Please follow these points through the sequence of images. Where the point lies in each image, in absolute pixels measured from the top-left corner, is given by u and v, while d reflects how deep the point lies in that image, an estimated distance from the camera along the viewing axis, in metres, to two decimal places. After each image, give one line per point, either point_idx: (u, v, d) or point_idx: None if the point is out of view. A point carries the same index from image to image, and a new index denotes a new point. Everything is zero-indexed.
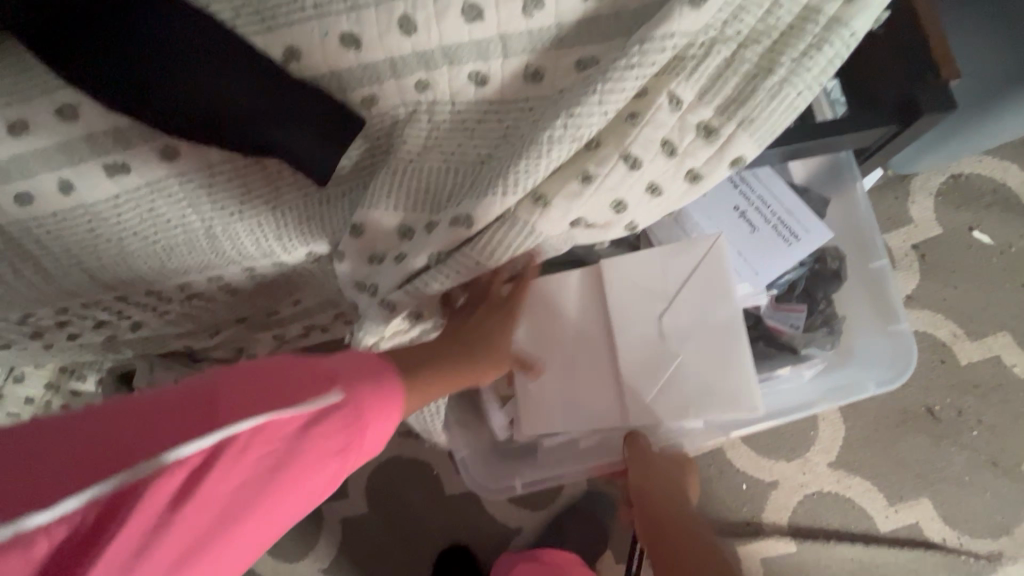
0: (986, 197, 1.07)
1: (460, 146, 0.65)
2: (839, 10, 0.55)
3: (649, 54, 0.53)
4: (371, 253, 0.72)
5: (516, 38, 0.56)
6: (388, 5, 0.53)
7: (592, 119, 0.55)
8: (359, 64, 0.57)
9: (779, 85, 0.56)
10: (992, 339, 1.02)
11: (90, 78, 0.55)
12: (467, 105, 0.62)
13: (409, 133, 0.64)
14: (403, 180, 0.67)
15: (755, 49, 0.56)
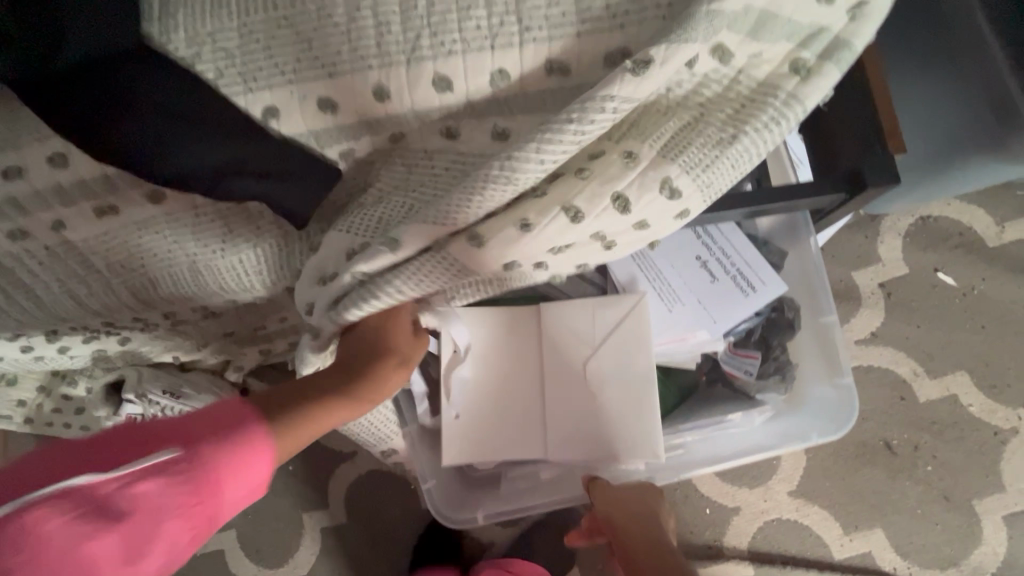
0: (952, 239, 1.10)
1: (423, 186, 0.64)
2: (797, 86, 0.57)
3: (590, 112, 0.52)
4: (319, 273, 0.66)
5: (482, 105, 0.59)
6: (364, 74, 0.57)
7: (529, 168, 0.53)
8: (337, 125, 0.61)
9: (740, 151, 0.56)
10: (951, 377, 1.06)
11: (65, 124, 0.57)
12: (436, 150, 0.63)
13: (381, 170, 0.66)
14: (364, 214, 0.65)
15: (716, 117, 0.57)
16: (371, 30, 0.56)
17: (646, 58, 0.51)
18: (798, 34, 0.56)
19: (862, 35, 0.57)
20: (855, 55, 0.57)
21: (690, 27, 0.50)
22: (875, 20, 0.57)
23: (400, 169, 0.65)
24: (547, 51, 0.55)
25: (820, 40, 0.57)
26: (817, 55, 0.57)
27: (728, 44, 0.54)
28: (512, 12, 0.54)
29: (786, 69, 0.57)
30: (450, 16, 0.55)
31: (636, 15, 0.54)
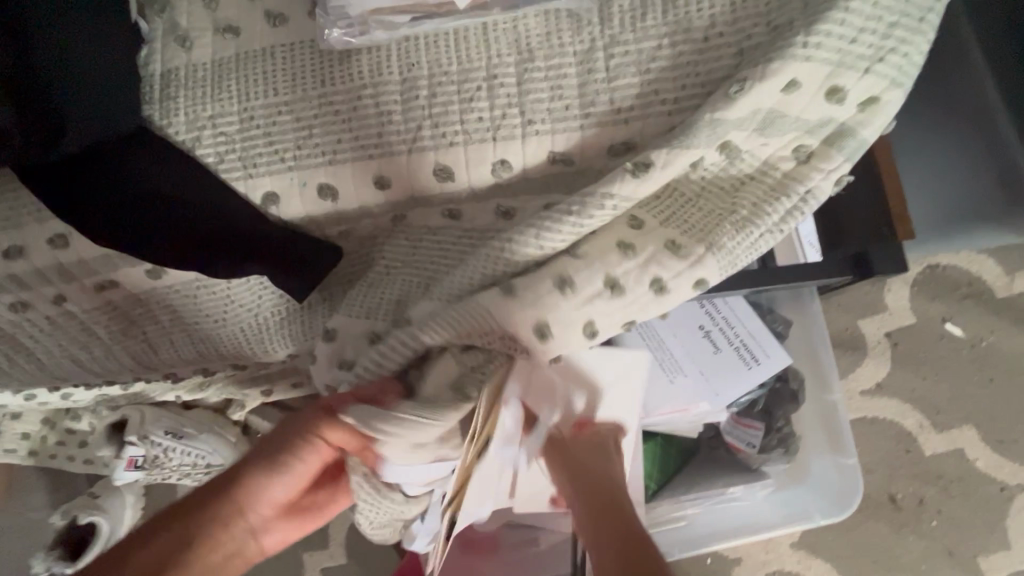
0: (960, 289, 1.09)
1: (432, 261, 0.61)
2: (796, 168, 0.54)
3: (589, 208, 0.52)
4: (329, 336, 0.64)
5: (483, 191, 0.58)
6: (364, 163, 0.56)
7: (526, 248, 0.53)
8: (336, 210, 0.60)
9: (741, 221, 0.53)
10: (957, 431, 1.05)
11: (65, 198, 0.57)
12: (444, 230, 0.61)
13: (386, 244, 0.64)
14: (379, 293, 0.63)
15: (714, 197, 0.55)
16: (371, 119, 0.56)
17: (647, 161, 0.51)
18: (806, 123, 0.52)
19: (871, 124, 0.53)
20: (861, 143, 0.54)
21: (692, 135, 0.50)
22: (889, 112, 0.53)
23: (407, 254, 0.62)
24: (550, 144, 0.54)
25: (829, 127, 0.53)
26: (820, 140, 0.54)
27: (736, 141, 0.52)
28: (514, 105, 0.54)
29: (786, 152, 0.54)
30: (451, 108, 0.55)
31: (641, 108, 0.53)
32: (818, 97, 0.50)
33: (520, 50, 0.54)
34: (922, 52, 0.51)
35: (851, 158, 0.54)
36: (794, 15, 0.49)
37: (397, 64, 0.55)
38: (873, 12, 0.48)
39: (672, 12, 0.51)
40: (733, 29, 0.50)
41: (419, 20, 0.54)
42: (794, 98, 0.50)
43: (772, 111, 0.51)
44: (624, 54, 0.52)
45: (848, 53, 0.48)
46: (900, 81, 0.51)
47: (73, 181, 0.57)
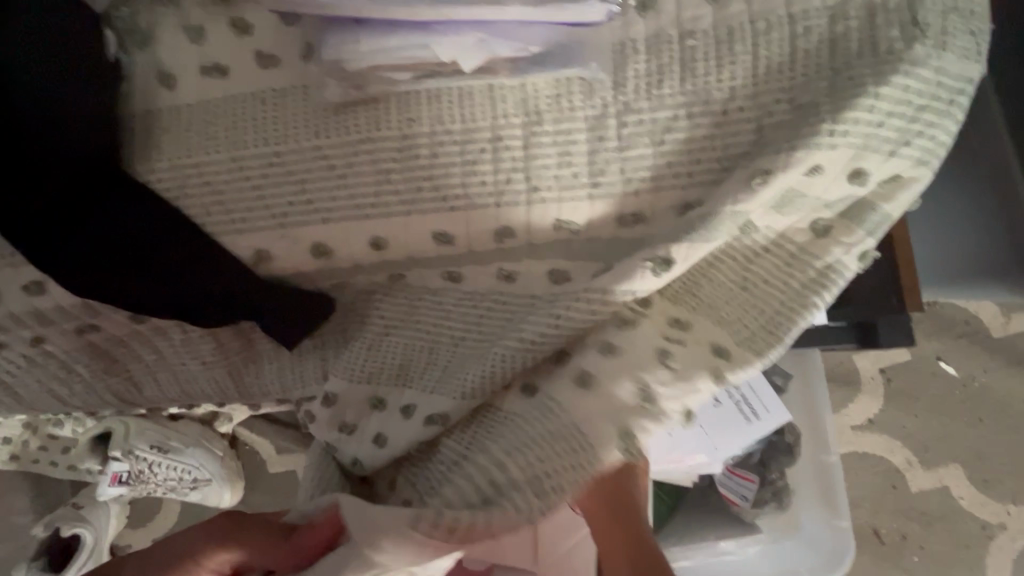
0: (957, 328, 1.09)
1: (436, 323, 0.60)
2: (813, 244, 0.51)
3: (605, 300, 0.50)
4: (341, 421, 0.65)
5: (485, 254, 0.55)
6: (360, 223, 0.53)
7: (540, 327, 0.52)
8: (329, 269, 0.57)
9: (752, 299, 0.51)
10: (943, 470, 1.06)
11: (37, 244, 0.53)
12: (449, 296, 0.59)
13: (385, 302, 0.62)
14: (381, 355, 0.63)
15: (725, 270, 0.52)
16: (367, 176, 0.53)
17: (667, 258, 0.48)
18: (828, 200, 0.49)
19: (895, 200, 0.50)
20: (884, 218, 0.50)
21: (714, 227, 0.47)
22: (914, 190, 0.50)
23: (408, 321, 0.62)
24: (556, 213, 0.52)
25: (851, 204, 0.50)
26: (840, 214, 0.50)
27: (756, 221, 0.49)
28: (519, 172, 0.51)
29: (804, 225, 0.51)
30: (452, 171, 0.52)
31: (654, 181, 0.50)
32: (840, 179, 0.48)
33: (528, 112, 0.51)
34: (948, 136, 0.48)
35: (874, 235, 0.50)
36: (819, 95, 0.46)
37: (396, 118, 0.52)
38: (902, 97, 0.45)
39: (691, 82, 0.48)
40: (755, 103, 0.48)
41: (419, 76, 0.50)
42: (816, 181, 0.47)
43: (792, 192, 0.48)
44: (638, 123, 0.49)
45: (874, 138, 0.46)
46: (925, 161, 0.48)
47: (52, 248, 0.53)
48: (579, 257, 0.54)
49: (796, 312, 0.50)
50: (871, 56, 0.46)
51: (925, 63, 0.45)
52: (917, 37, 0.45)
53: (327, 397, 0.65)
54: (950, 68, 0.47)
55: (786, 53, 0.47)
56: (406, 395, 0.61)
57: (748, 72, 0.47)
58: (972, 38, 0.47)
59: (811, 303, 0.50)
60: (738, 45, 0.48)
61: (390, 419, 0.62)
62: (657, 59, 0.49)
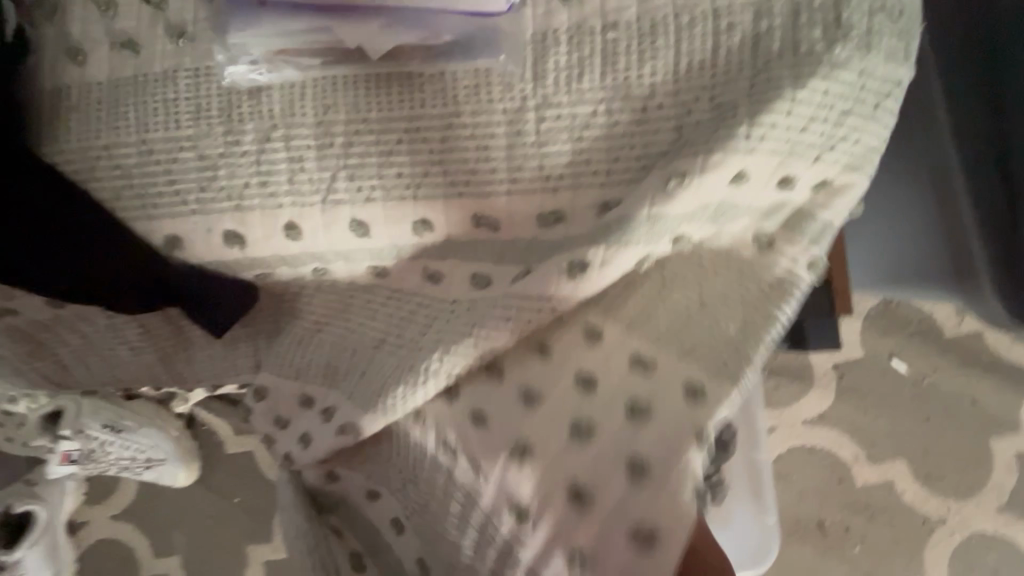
0: (911, 327, 1.10)
1: (358, 325, 0.61)
2: (757, 261, 0.50)
3: (523, 314, 0.49)
4: (276, 415, 0.69)
5: (407, 247, 0.54)
6: (273, 212, 0.52)
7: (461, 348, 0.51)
8: (247, 257, 0.55)
9: (710, 313, 0.50)
10: (889, 465, 1.08)
11: None
12: (368, 285, 0.59)
13: (315, 297, 0.63)
14: (308, 352, 0.65)
15: (685, 291, 0.51)
16: (282, 164, 0.51)
17: (582, 261, 0.47)
18: (755, 212, 0.49)
19: (833, 209, 0.49)
20: (825, 226, 0.50)
21: (630, 232, 0.46)
22: (846, 193, 0.49)
23: (339, 313, 0.62)
24: (474, 207, 0.51)
25: (786, 216, 0.50)
26: (779, 227, 0.50)
27: (688, 232, 0.49)
28: (435, 163, 0.50)
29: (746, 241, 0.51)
30: (370, 161, 0.50)
31: (573, 178, 0.49)
32: (768, 186, 0.47)
33: (446, 102, 0.49)
34: (876, 142, 0.47)
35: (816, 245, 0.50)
36: (738, 95, 0.45)
37: (312, 104, 0.50)
38: (823, 100, 0.44)
39: (611, 75, 0.47)
40: (675, 101, 0.46)
41: (332, 62, 0.49)
42: (743, 190, 0.47)
43: (723, 204, 0.48)
44: (557, 117, 0.48)
45: (797, 144, 0.45)
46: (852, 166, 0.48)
47: None
48: (503, 256, 0.53)
49: (760, 321, 0.48)
50: (791, 55, 0.45)
51: (847, 65, 0.44)
52: (839, 38, 0.44)
53: (257, 390, 0.70)
54: (874, 70, 0.45)
55: (707, 49, 0.46)
56: (330, 396, 0.64)
57: (669, 68, 0.46)
58: (899, 39, 0.46)
59: (773, 313, 0.49)
60: (660, 38, 0.46)
61: (308, 417, 0.66)
62: (578, 52, 0.47)
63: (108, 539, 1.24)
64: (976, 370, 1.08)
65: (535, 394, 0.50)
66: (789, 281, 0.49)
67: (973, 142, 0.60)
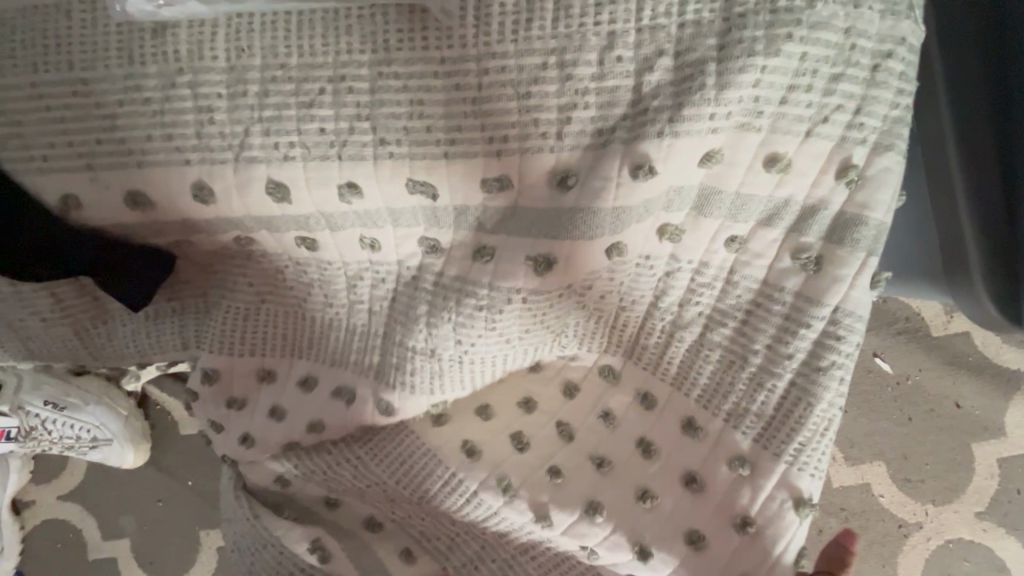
0: (897, 324, 1.05)
1: (315, 298, 0.57)
2: (807, 283, 0.48)
3: (495, 299, 0.48)
4: (228, 398, 0.61)
5: (337, 216, 0.48)
6: (179, 169, 0.46)
7: (475, 326, 0.50)
8: (155, 221, 0.49)
9: (754, 380, 0.51)
10: (867, 467, 1.03)
11: None
12: (323, 265, 0.54)
13: (248, 266, 0.57)
14: (254, 326, 0.59)
15: (717, 338, 0.52)
16: (189, 115, 0.45)
17: (547, 258, 0.46)
18: (759, 212, 0.46)
19: (880, 204, 0.45)
20: (880, 230, 0.46)
21: (593, 224, 0.44)
22: (885, 181, 0.44)
23: (280, 283, 0.57)
24: (405, 170, 0.45)
25: (790, 213, 0.46)
26: (821, 239, 0.47)
27: (673, 223, 0.47)
28: (363, 120, 0.43)
29: (787, 262, 0.48)
30: (288, 117, 0.44)
31: (520, 142, 0.43)
32: (755, 168, 0.43)
33: (375, 48, 0.42)
34: (885, 113, 0.42)
35: (819, 232, 0.47)
36: (706, 52, 0.39)
37: (223, 46, 0.43)
38: (800, 66, 0.40)
39: (564, 22, 0.40)
40: (637, 55, 0.40)
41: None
42: (720, 173, 0.44)
43: (705, 190, 0.45)
44: (501, 70, 0.41)
45: (777, 118, 0.41)
46: (878, 148, 0.43)
47: None
48: (452, 227, 0.49)
49: (814, 378, 0.49)
50: (768, 10, 0.38)
51: (829, 23, 0.39)
52: None
53: (205, 373, 0.61)
54: (866, 28, 0.40)
55: None
56: (298, 365, 0.60)
57: (630, 14, 0.40)
58: None
59: (830, 361, 0.49)
60: None
61: (285, 393, 0.60)
62: None
63: (55, 519, 1.19)
64: (960, 372, 1.04)
65: (606, 458, 0.55)
66: (852, 309, 0.48)
67: (974, 120, 0.53)
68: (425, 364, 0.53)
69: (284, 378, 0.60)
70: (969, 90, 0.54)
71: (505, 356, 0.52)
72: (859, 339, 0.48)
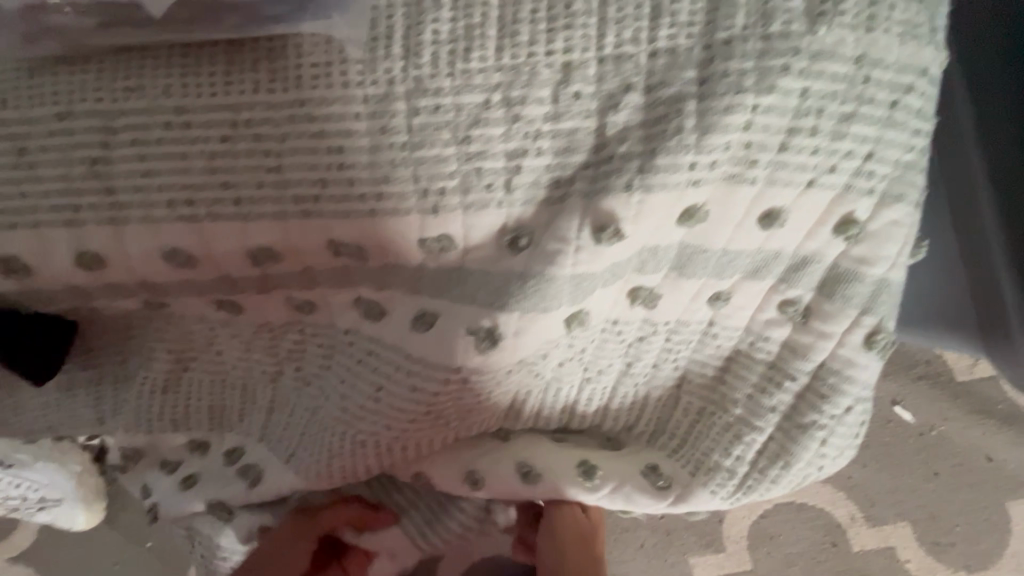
0: (917, 369, 0.96)
1: (245, 362, 0.49)
2: (794, 336, 0.41)
3: (427, 372, 0.40)
4: (160, 459, 0.55)
5: (254, 278, 0.41)
6: (57, 232, 0.38)
7: (409, 404, 0.42)
8: (40, 290, 0.42)
9: (730, 432, 0.44)
10: (890, 528, 0.93)
11: None
12: (248, 326, 0.47)
13: (167, 330, 0.49)
14: (179, 396, 0.52)
15: (695, 395, 0.46)
16: (66, 167, 0.37)
17: (495, 330, 0.38)
18: (745, 265, 0.38)
19: (882, 260, 0.37)
20: (879, 287, 0.38)
21: (551, 292, 0.36)
22: (891, 237, 0.37)
23: (204, 345, 0.49)
24: (325, 231, 0.37)
25: (783, 266, 0.38)
26: (811, 291, 0.39)
27: (649, 286, 0.39)
28: (271, 170, 0.36)
29: (772, 313, 0.41)
30: (181, 169, 0.37)
31: (461, 197, 0.35)
32: (746, 224, 0.36)
33: (286, 86, 0.35)
34: (899, 157, 0.35)
35: (819, 289, 0.39)
36: (684, 87, 0.32)
37: (109, 85, 0.36)
38: (801, 104, 0.32)
39: (510, 52, 0.33)
40: (598, 91, 0.32)
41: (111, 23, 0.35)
42: (705, 230, 0.36)
43: (686, 247, 0.37)
44: (434, 109, 0.34)
45: (773, 167, 0.33)
46: (887, 197, 0.36)
47: None
48: (391, 285, 0.40)
49: (799, 437, 0.42)
50: (760, 36, 0.31)
51: (835, 53, 0.32)
52: (825, 14, 0.31)
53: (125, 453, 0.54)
54: (883, 57, 0.32)
55: (645, 20, 0.32)
56: (228, 439, 0.53)
57: (590, 41, 0.32)
58: (918, 10, 0.32)
59: (812, 421, 0.42)
60: (579, 0, 0.32)
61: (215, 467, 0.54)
62: (466, 19, 0.33)
63: None
64: (989, 421, 0.94)
65: (535, 466, 0.46)
66: (841, 368, 0.40)
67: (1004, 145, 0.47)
68: (359, 456, 0.44)
69: (212, 451, 0.53)
70: (992, 109, 0.48)
71: (450, 435, 0.45)
72: (854, 401, 0.41)
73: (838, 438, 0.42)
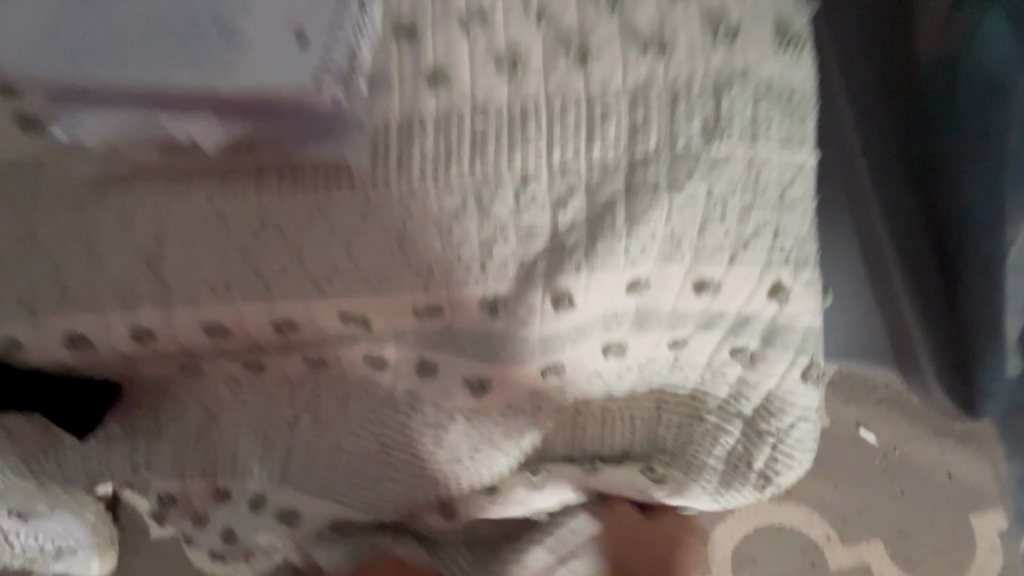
0: (877, 393, 1.03)
1: (268, 412, 0.55)
2: (743, 374, 0.49)
3: (440, 408, 0.50)
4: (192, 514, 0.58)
5: (280, 344, 0.50)
6: (116, 313, 0.47)
7: (426, 436, 0.51)
8: (97, 359, 0.50)
9: (710, 434, 0.52)
10: (864, 546, 0.99)
11: None
12: (272, 380, 0.54)
13: (199, 388, 0.55)
14: (207, 451, 0.56)
15: (676, 416, 0.53)
16: (125, 260, 0.46)
17: (485, 381, 0.49)
18: (695, 320, 0.47)
19: (807, 313, 0.46)
20: (808, 333, 0.47)
21: (548, 344, 0.45)
22: (809, 294, 0.46)
23: (230, 401, 0.55)
24: (338, 305, 0.46)
25: (728, 324, 0.47)
26: (757, 341, 0.48)
27: (618, 339, 0.48)
28: (293, 259, 0.45)
29: (726, 355, 0.49)
30: (221, 260, 0.45)
31: (445, 277, 0.44)
32: (683, 291, 0.45)
33: (304, 195, 0.44)
34: (799, 233, 0.44)
35: (763, 340, 0.48)
36: (615, 191, 0.41)
37: (162, 196, 0.45)
38: (707, 200, 0.42)
39: (480, 165, 0.42)
40: (550, 193, 0.42)
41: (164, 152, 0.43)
42: (652, 296, 0.45)
43: (641, 310, 0.46)
44: (423, 211, 0.43)
45: (696, 248, 0.43)
46: (798, 264, 0.45)
47: None
48: (395, 339, 0.48)
49: (757, 443, 0.51)
50: (669, 151, 0.41)
51: (727, 161, 0.41)
52: (717, 132, 0.41)
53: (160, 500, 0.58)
54: (766, 160, 0.42)
55: (582, 140, 0.41)
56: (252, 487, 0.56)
57: (542, 156, 0.42)
58: (790, 125, 0.43)
59: (772, 427, 0.51)
60: (531, 126, 0.42)
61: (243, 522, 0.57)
62: (445, 139, 0.43)
63: None
64: (946, 440, 1.01)
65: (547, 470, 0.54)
66: (783, 395, 0.50)
67: None
68: (386, 486, 0.53)
69: (239, 510, 0.56)
70: None
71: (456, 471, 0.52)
72: (800, 418, 0.51)
73: (787, 446, 0.51)
